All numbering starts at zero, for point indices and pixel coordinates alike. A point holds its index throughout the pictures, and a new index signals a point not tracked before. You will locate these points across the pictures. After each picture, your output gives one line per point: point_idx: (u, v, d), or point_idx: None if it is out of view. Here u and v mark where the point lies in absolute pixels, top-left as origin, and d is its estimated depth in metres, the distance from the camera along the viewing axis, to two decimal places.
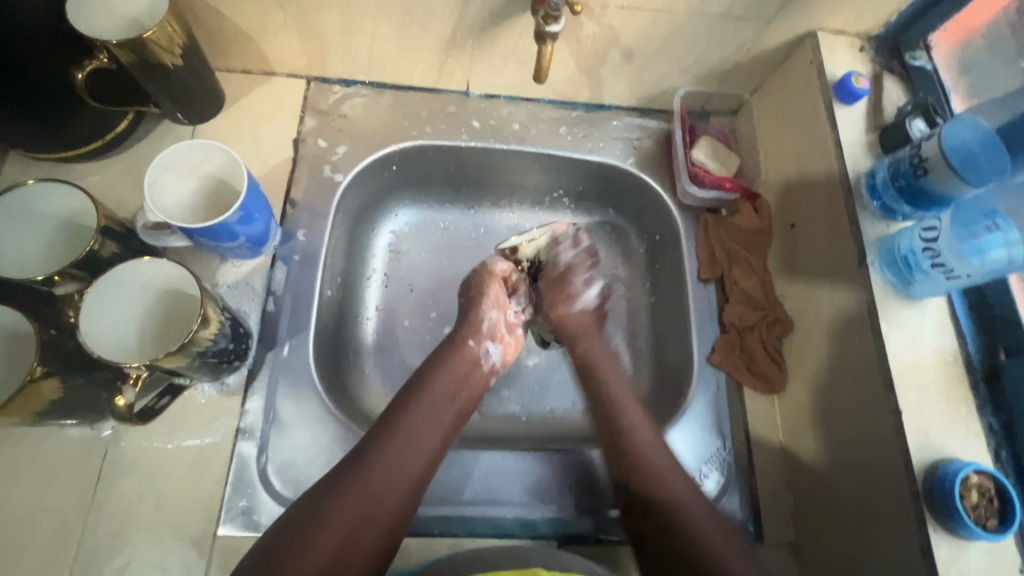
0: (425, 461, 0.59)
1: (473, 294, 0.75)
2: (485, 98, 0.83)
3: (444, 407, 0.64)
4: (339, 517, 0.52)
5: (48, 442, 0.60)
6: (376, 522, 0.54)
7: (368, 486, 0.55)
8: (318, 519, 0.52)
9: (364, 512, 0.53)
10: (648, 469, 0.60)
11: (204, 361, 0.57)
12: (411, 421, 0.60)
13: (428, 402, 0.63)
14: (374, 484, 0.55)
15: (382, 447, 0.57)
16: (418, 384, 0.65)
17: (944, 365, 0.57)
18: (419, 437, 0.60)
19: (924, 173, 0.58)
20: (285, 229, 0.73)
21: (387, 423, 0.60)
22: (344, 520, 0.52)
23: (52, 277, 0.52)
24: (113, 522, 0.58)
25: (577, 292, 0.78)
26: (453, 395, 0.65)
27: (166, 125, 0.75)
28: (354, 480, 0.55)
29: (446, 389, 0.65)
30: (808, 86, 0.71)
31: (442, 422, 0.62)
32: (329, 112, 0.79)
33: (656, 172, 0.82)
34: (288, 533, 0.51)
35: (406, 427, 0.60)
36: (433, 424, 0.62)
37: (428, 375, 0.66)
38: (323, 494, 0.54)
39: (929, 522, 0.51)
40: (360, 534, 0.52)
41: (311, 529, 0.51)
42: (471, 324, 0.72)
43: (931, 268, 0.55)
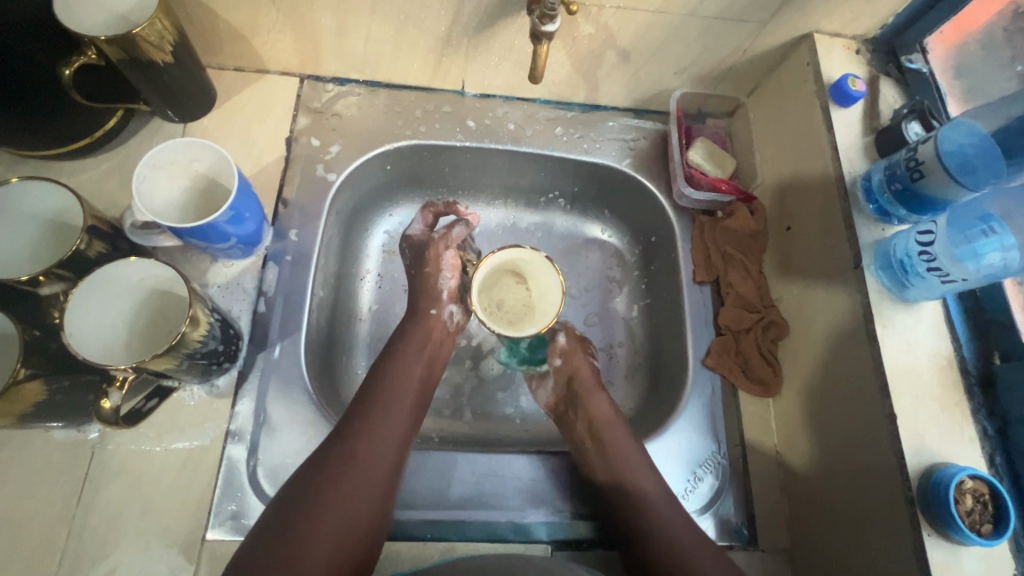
0: (386, 473, 0.57)
1: (428, 269, 0.73)
2: (480, 98, 0.83)
3: (401, 402, 0.62)
4: (331, 505, 0.52)
5: (33, 445, 0.59)
6: (367, 507, 0.54)
7: (328, 512, 0.52)
8: (294, 535, 0.50)
9: (329, 539, 0.51)
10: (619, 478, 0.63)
11: (192, 363, 0.56)
12: (367, 436, 0.58)
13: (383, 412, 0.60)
14: (351, 481, 0.54)
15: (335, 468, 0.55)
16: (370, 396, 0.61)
17: (939, 369, 0.56)
18: (376, 452, 0.57)
19: (921, 177, 0.57)
20: (277, 229, 0.72)
21: (364, 409, 0.60)
22: (322, 524, 0.51)
23: (37, 278, 0.51)
24: (99, 528, 0.57)
25: (448, 279, 0.72)
26: (409, 398, 0.63)
27: (156, 123, 0.74)
28: (328, 485, 0.53)
29: (399, 393, 0.63)
30: (805, 88, 0.71)
31: (399, 429, 0.60)
32: (323, 111, 0.78)
33: (651, 173, 0.82)
34: (283, 521, 0.51)
35: (361, 443, 0.57)
36: (395, 425, 0.60)
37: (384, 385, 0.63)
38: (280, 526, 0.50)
39: (924, 528, 0.51)
40: (340, 537, 0.52)
41: (304, 520, 0.51)
42: (428, 293, 0.71)
43: (927, 272, 0.55)
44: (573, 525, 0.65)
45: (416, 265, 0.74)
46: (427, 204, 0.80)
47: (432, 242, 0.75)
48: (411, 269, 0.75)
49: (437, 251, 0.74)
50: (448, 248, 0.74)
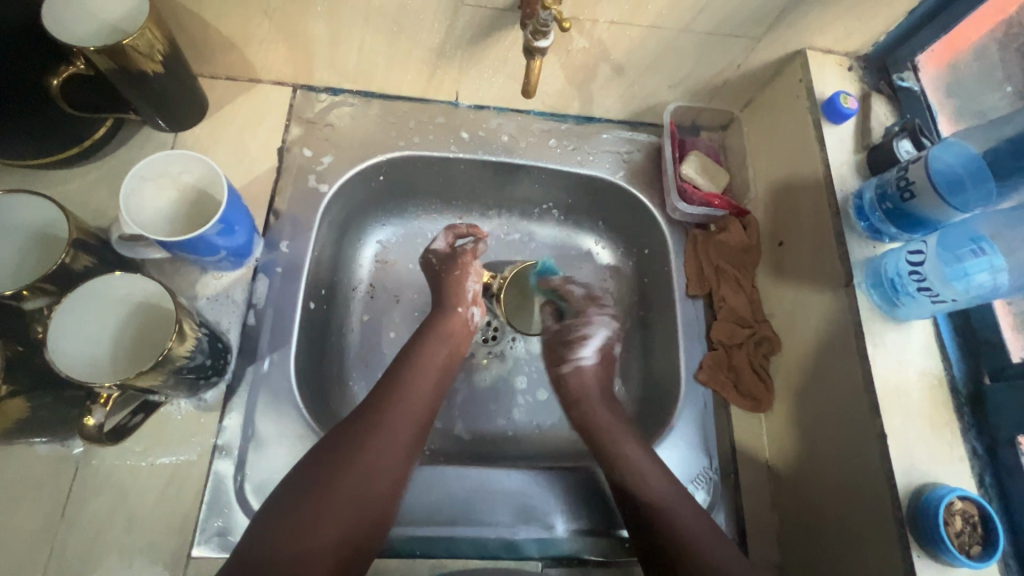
0: (397, 462, 0.58)
1: (456, 273, 0.76)
2: (474, 109, 0.82)
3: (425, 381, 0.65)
4: (350, 473, 0.55)
5: (15, 459, 0.58)
6: (382, 478, 0.56)
7: (340, 496, 0.53)
8: (312, 499, 0.52)
9: (337, 523, 0.52)
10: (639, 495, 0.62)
11: (179, 378, 0.56)
12: (380, 425, 0.59)
13: (400, 403, 0.62)
14: (371, 452, 0.57)
15: (349, 454, 0.56)
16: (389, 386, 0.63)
17: (929, 388, 0.57)
18: (391, 439, 0.58)
19: (910, 197, 0.57)
20: (268, 240, 0.71)
21: (388, 387, 0.63)
22: (339, 492, 0.53)
23: (20, 292, 0.50)
24: (82, 545, 0.56)
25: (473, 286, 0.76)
26: (424, 390, 0.64)
27: (147, 132, 0.73)
28: (349, 453, 0.56)
29: (420, 388, 0.64)
30: (797, 104, 0.71)
31: (414, 420, 0.61)
32: (316, 121, 0.78)
33: (645, 185, 0.82)
34: (303, 487, 0.53)
35: (381, 424, 0.59)
36: (418, 402, 0.63)
37: (404, 376, 0.64)
38: (289, 509, 0.52)
39: (913, 549, 0.51)
40: (356, 505, 0.54)
41: (322, 487, 0.53)
42: (456, 292, 0.74)
43: (917, 292, 0.55)
44: (564, 543, 0.64)
45: (443, 269, 0.76)
46: (451, 224, 0.80)
47: (460, 252, 0.77)
48: (434, 272, 0.77)
49: (467, 259, 0.77)
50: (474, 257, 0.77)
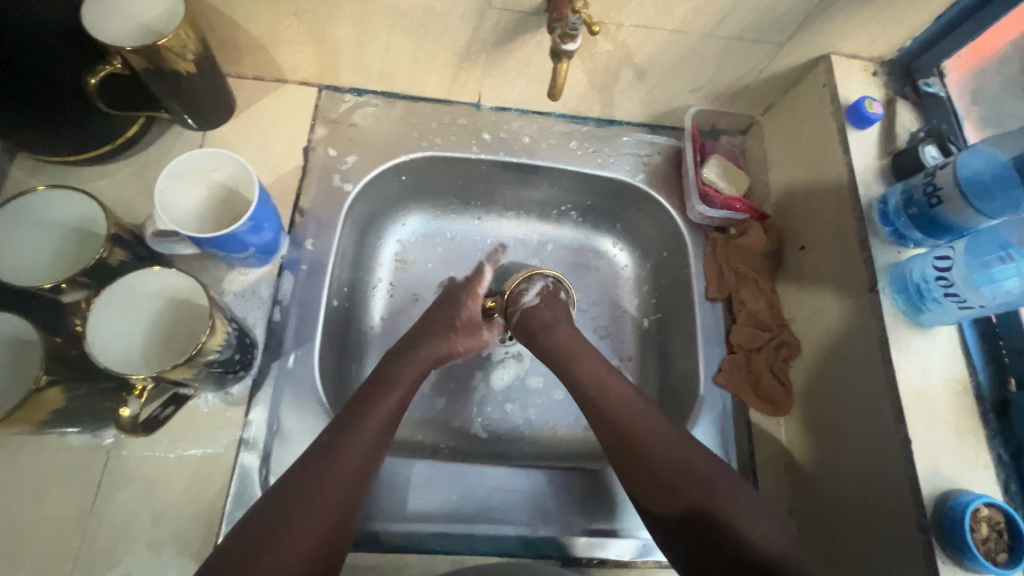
0: (354, 500, 0.54)
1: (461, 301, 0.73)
2: (495, 111, 0.83)
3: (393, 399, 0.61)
4: (312, 503, 0.51)
5: (47, 448, 0.59)
6: (344, 507, 0.53)
7: (292, 542, 0.49)
8: (270, 535, 0.49)
9: (305, 548, 0.49)
10: (676, 484, 0.56)
11: (209, 372, 0.57)
12: (341, 460, 0.54)
13: (364, 435, 0.57)
14: (333, 480, 0.53)
15: (301, 495, 0.51)
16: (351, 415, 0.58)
17: (954, 394, 0.56)
18: (351, 464, 0.54)
19: (938, 203, 0.58)
20: (293, 238, 0.72)
21: (355, 408, 0.59)
22: (299, 525, 0.50)
23: (59, 285, 0.51)
24: (111, 534, 0.57)
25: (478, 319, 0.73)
26: (389, 420, 0.60)
27: (176, 130, 0.75)
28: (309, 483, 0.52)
29: (383, 417, 0.59)
30: (821, 108, 0.71)
31: (378, 453, 0.57)
32: (340, 121, 0.79)
33: (664, 188, 0.82)
34: (262, 521, 0.50)
35: (343, 450, 0.55)
36: (383, 423, 0.59)
37: (367, 406, 0.60)
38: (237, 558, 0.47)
39: (938, 555, 0.51)
40: (317, 538, 0.50)
41: (281, 522, 0.49)
42: (458, 325, 0.72)
43: (944, 298, 0.55)
44: (582, 542, 0.65)
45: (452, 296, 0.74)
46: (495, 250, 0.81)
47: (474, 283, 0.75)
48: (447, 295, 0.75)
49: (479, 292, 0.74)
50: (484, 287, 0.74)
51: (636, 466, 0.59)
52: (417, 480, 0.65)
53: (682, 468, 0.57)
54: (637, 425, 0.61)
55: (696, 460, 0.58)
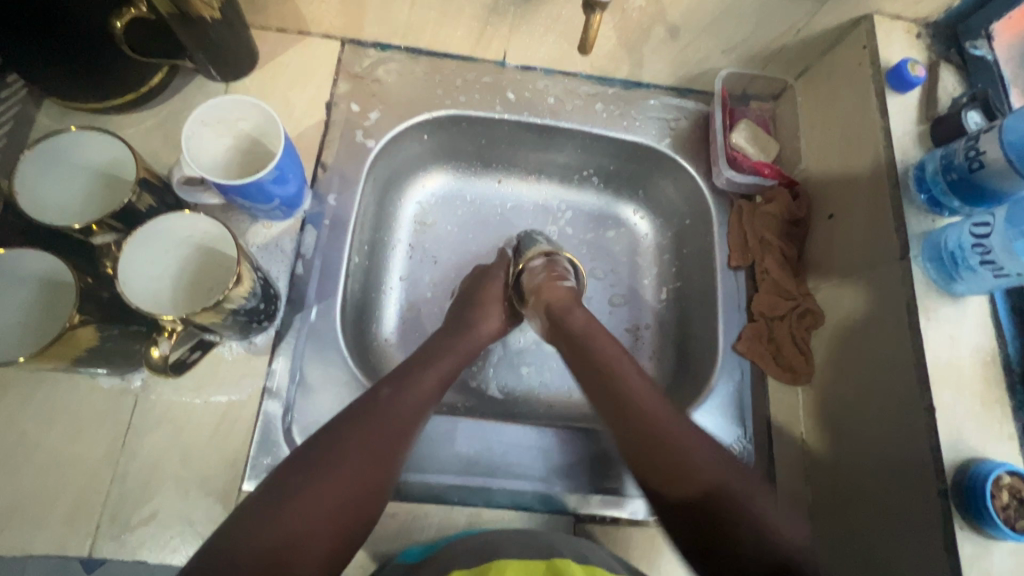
0: (383, 471, 0.52)
1: (487, 291, 0.74)
2: (521, 70, 0.81)
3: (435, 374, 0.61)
4: (345, 461, 0.50)
5: (79, 390, 0.61)
6: (379, 471, 0.51)
7: (322, 497, 0.47)
8: (301, 485, 0.47)
9: (334, 504, 0.48)
10: (680, 468, 0.52)
11: (235, 319, 0.58)
12: (371, 429, 0.53)
13: (394, 409, 0.55)
14: (371, 439, 0.52)
15: (329, 456, 0.50)
16: (389, 388, 0.57)
17: (981, 364, 0.56)
18: (388, 427, 0.54)
19: (980, 168, 0.56)
20: (316, 193, 0.72)
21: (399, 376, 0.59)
22: (332, 480, 0.48)
23: (89, 226, 0.52)
24: (140, 474, 0.59)
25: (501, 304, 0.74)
26: (425, 394, 0.59)
27: (199, 81, 0.74)
28: (346, 438, 0.51)
29: (421, 393, 0.58)
30: (859, 72, 0.69)
31: (409, 428, 0.55)
32: (363, 76, 0.78)
33: (691, 153, 0.81)
34: (293, 472, 0.49)
35: (385, 413, 0.55)
36: (427, 394, 0.59)
37: (406, 381, 0.59)
38: (257, 511, 0.46)
39: (955, 520, 0.51)
40: (347, 496, 0.49)
41: (313, 475, 0.48)
42: (484, 307, 0.72)
43: (979, 265, 0.54)
44: (598, 501, 0.65)
45: (480, 284, 0.75)
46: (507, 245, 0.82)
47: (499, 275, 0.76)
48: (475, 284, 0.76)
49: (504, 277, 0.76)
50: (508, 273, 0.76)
51: (624, 415, 0.58)
52: (434, 433, 0.67)
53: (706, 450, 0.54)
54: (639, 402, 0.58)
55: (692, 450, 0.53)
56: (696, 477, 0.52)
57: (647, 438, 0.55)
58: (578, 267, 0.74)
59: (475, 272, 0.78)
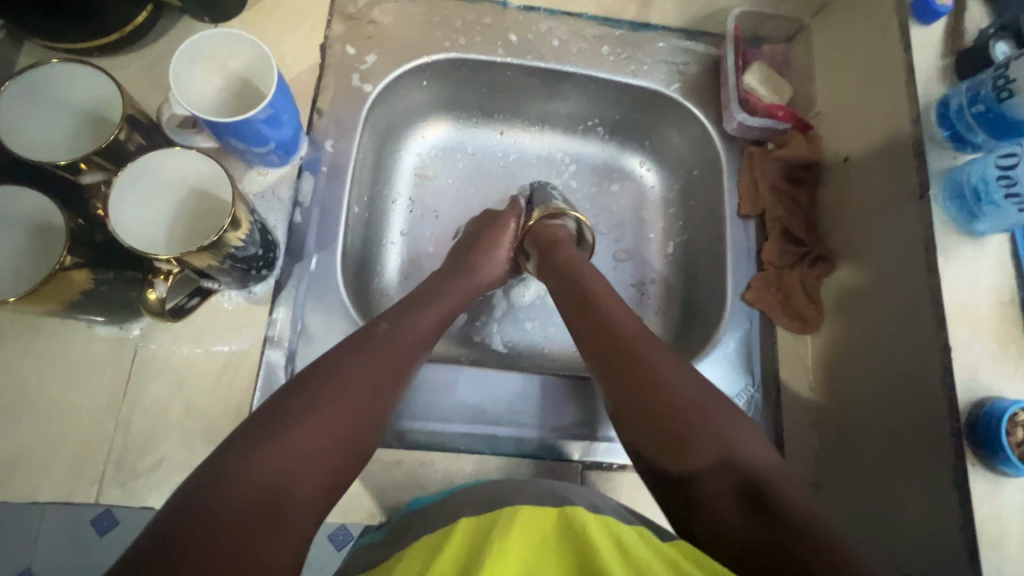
0: (381, 406, 0.51)
1: (489, 236, 0.73)
2: (523, 11, 0.78)
3: (432, 315, 0.61)
4: (343, 392, 0.49)
5: (77, 340, 0.59)
6: (378, 403, 0.50)
7: (320, 426, 0.46)
8: (298, 415, 0.46)
9: (334, 434, 0.46)
10: (669, 416, 0.49)
11: (233, 265, 0.56)
12: (370, 362, 0.52)
13: (392, 345, 0.54)
14: (368, 372, 0.51)
15: (325, 386, 0.48)
16: (387, 323, 0.56)
17: (999, 304, 0.54)
18: (385, 362, 0.53)
19: (1008, 97, 0.53)
20: (312, 139, 0.69)
21: (394, 314, 0.58)
22: (331, 411, 0.47)
23: (77, 164, 0.50)
24: (143, 423, 0.59)
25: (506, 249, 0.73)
26: (422, 333, 0.58)
27: (186, 22, 0.70)
28: (343, 372, 0.50)
29: (418, 332, 0.58)
30: (881, 4, 0.65)
31: (408, 363, 0.55)
32: (358, 18, 0.74)
33: (701, 98, 0.78)
34: (287, 403, 0.46)
35: (381, 348, 0.54)
36: (422, 334, 0.58)
37: (403, 319, 0.58)
38: (251, 442, 0.43)
39: (968, 458, 0.50)
40: (346, 428, 0.47)
41: (312, 405, 0.47)
42: (489, 248, 0.71)
43: (1004, 200, 0.52)
44: (603, 448, 0.65)
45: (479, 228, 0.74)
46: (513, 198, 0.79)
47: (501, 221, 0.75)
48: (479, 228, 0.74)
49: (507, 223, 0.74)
50: (513, 217, 0.75)
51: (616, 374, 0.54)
52: (438, 383, 0.66)
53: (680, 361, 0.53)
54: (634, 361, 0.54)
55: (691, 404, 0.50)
56: (721, 452, 0.47)
57: (632, 389, 0.52)
58: (583, 224, 0.75)
59: (479, 218, 0.77)
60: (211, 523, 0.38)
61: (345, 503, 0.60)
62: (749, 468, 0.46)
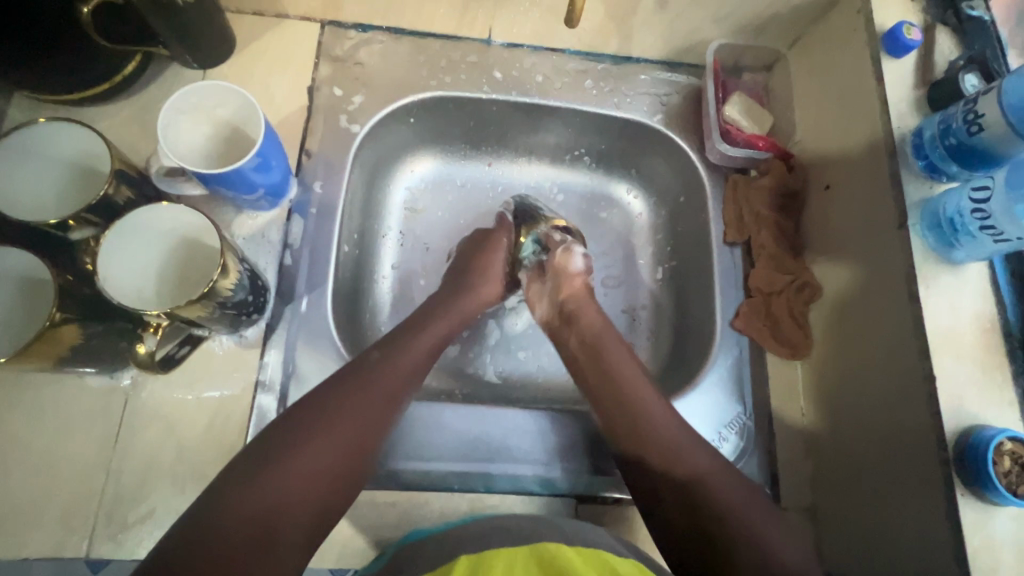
0: (372, 439, 0.51)
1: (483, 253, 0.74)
2: (507, 48, 0.79)
3: (425, 343, 0.61)
4: (333, 425, 0.49)
5: (69, 390, 0.59)
6: (367, 436, 0.51)
7: (308, 460, 0.47)
8: (288, 449, 0.46)
9: (322, 469, 0.47)
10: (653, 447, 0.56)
11: (223, 313, 0.56)
12: (361, 394, 0.52)
13: (384, 375, 0.55)
14: (359, 405, 0.52)
15: (317, 421, 0.49)
16: (380, 353, 0.57)
17: (982, 331, 0.55)
18: (377, 393, 0.53)
19: (979, 130, 0.54)
20: (301, 181, 0.70)
21: (386, 345, 0.58)
22: (319, 444, 0.48)
23: (67, 222, 0.51)
24: (135, 472, 0.58)
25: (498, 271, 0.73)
26: (415, 362, 0.58)
27: (175, 69, 0.71)
28: (334, 405, 0.51)
29: (410, 361, 0.58)
30: (853, 38, 0.67)
31: (398, 394, 0.55)
32: (345, 59, 0.76)
33: (684, 129, 0.79)
34: (278, 437, 0.48)
35: (374, 378, 0.54)
36: (416, 364, 0.58)
37: (396, 348, 0.58)
38: (241, 477, 0.44)
39: (958, 488, 0.51)
40: (336, 463, 0.48)
41: (302, 439, 0.47)
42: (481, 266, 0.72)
43: (979, 230, 0.53)
44: (594, 480, 0.65)
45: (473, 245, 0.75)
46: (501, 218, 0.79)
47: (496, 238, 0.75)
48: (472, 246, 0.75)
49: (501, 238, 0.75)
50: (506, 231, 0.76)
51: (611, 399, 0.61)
52: (431, 421, 0.66)
53: (658, 427, 0.57)
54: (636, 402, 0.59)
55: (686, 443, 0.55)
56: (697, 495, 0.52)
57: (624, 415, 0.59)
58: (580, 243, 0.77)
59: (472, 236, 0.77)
60: (200, 554, 0.39)
61: (338, 547, 0.59)
62: (722, 501, 0.51)
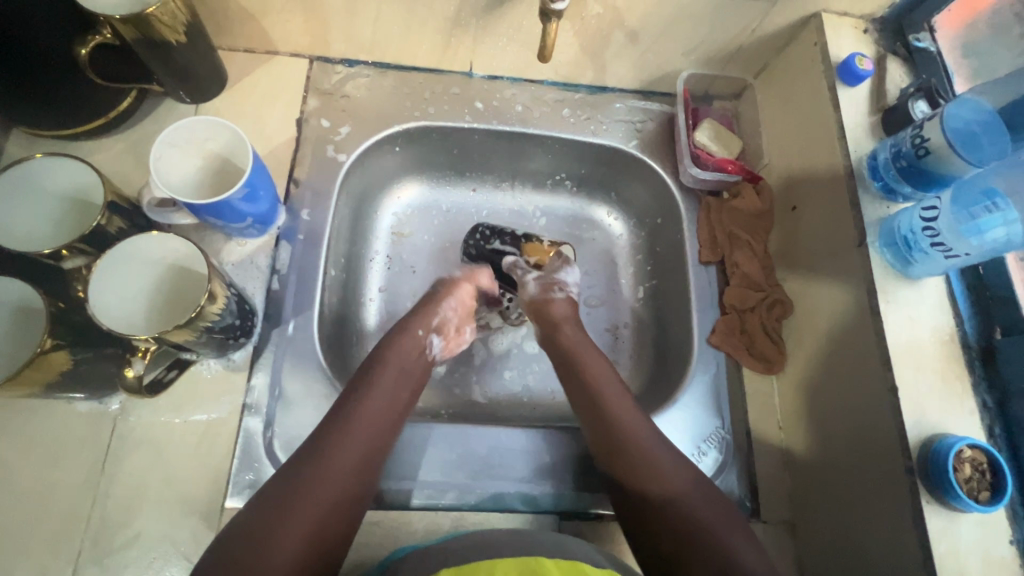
0: (355, 490, 0.53)
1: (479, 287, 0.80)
2: (488, 80, 0.83)
3: (397, 390, 0.62)
4: (315, 483, 0.50)
5: (57, 416, 0.60)
6: (349, 489, 0.52)
7: (292, 522, 0.47)
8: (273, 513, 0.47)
9: (308, 527, 0.48)
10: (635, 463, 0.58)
11: (210, 337, 0.58)
12: (339, 448, 0.53)
13: (360, 426, 0.56)
14: (337, 459, 0.53)
15: (301, 479, 0.50)
16: (351, 402, 0.58)
17: (941, 343, 0.58)
18: (354, 444, 0.54)
19: (926, 154, 0.58)
20: (290, 209, 0.73)
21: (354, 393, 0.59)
22: (305, 503, 0.49)
23: (60, 252, 0.53)
24: (121, 496, 0.59)
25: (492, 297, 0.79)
26: (385, 409, 0.59)
27: (168, 103, 0.74)
28: (315, 462, 0.52)
29: (381, 409, 0.59)
30: (811, 68, 0.71)
31: (374, 443, 0.56)
32: (333, 92, 0.79)
33: (658, 154, 0.83)
34: (260, 505, 0.48)
35: (349, 430, 0.55)
36: (388, 410, 0.59)
37: (366, 397, 0.59)
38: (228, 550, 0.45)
39: (923, 495, 0.52)
40: (322, 519, 0.49)
41: (286, 501, 0.48)
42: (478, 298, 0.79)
43: (931, 247, 0.56)
44: (575, 495, 0.67)
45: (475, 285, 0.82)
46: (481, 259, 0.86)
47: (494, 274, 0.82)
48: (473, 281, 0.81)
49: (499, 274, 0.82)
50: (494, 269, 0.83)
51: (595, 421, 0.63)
52: (417, 441, 0.67)
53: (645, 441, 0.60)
54: (630, 434, 0.60)
55: (674, 469, 0.57)
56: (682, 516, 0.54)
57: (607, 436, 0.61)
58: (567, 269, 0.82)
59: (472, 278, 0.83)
60: None
61: None
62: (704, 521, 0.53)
